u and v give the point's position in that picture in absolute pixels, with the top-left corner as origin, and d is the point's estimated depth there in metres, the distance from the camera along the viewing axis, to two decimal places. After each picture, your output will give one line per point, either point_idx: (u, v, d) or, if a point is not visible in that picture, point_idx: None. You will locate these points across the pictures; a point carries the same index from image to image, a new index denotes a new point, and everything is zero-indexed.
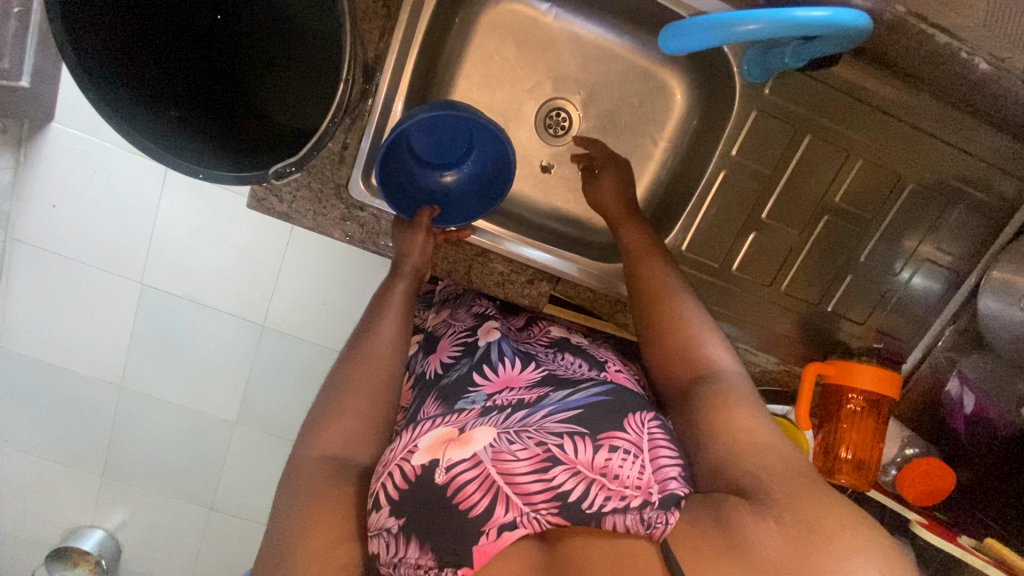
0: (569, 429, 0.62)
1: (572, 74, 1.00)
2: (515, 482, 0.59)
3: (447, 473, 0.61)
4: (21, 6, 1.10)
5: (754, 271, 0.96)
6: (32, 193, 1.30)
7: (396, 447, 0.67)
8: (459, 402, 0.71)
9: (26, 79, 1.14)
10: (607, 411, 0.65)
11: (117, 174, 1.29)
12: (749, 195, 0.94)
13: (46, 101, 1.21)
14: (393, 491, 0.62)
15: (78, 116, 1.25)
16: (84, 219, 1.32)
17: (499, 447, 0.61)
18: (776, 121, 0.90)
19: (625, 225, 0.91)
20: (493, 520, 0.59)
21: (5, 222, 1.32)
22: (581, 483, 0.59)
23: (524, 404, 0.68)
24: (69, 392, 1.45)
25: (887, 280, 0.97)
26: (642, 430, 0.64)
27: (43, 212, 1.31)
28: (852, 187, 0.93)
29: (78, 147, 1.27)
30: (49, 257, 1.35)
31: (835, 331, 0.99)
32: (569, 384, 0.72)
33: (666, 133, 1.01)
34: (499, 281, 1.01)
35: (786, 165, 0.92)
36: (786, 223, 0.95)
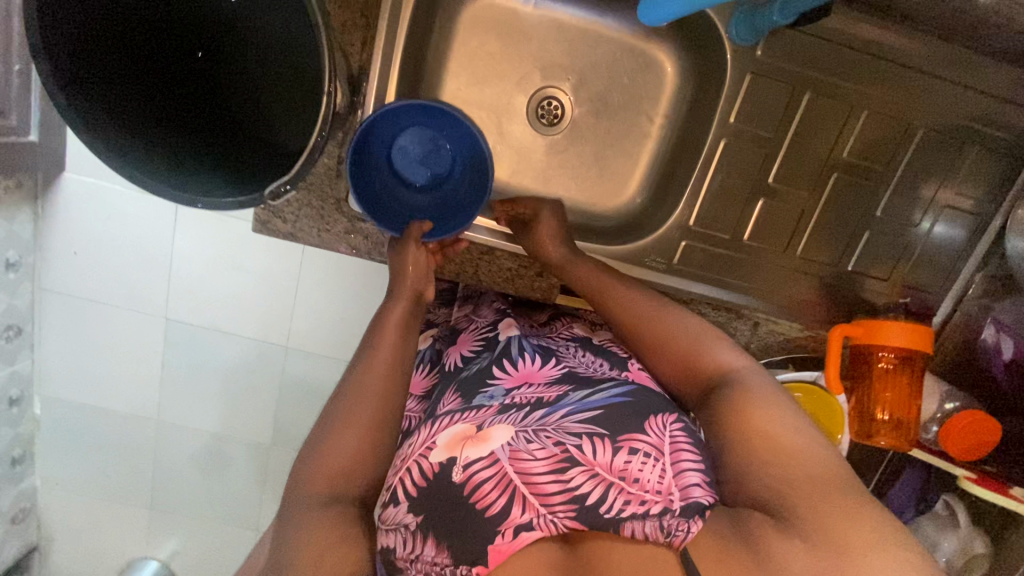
0: (589, 430, 0.64)
1: (558, 61, 0.99)
2: (532, 481, 0.61)
3: (464, 471, 0.62)
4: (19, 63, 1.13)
5: (769, 239, 0.94)
6: (51, 242, 1.34)
7: (415, 443, 0.70)
8: (477, 398, 0.73)
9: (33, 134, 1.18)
10: (629, 414, 0.67)
11: (128, 214, 1.33)
12: (753, 161, 0.92)
13: (54, 152, 1.25)
14: (411, 487, 0.64)
15: (86, 162, 1.28)
16: (104, 260, 1.36)
17: (517, 446, 0.63)
18: (773, 83, 0.88)
19: (575, 268, 0.90)
20: (511, 520, 0.60)
21: (30, 272, 1.36)
22: (599, 486, 0.60)
23: (542, 403, 0.70)
24: (110, 429, 1.50)
25: (908, 235, 0.94)
26: (663, 432, 0.65)
27: (65, 258, 1.35)
28: (859, 141, 0.90)
29: (90, 191, 1.30)
30: (74, 301, 1.39)
31: (858, 290, 0.97)
32: (588, 383, 0.73)
33: (662, 108, 1.00)
34: (507, 277, 1.03)
35: (788, 128, 0.90)
36: (795, 186, 0.92)
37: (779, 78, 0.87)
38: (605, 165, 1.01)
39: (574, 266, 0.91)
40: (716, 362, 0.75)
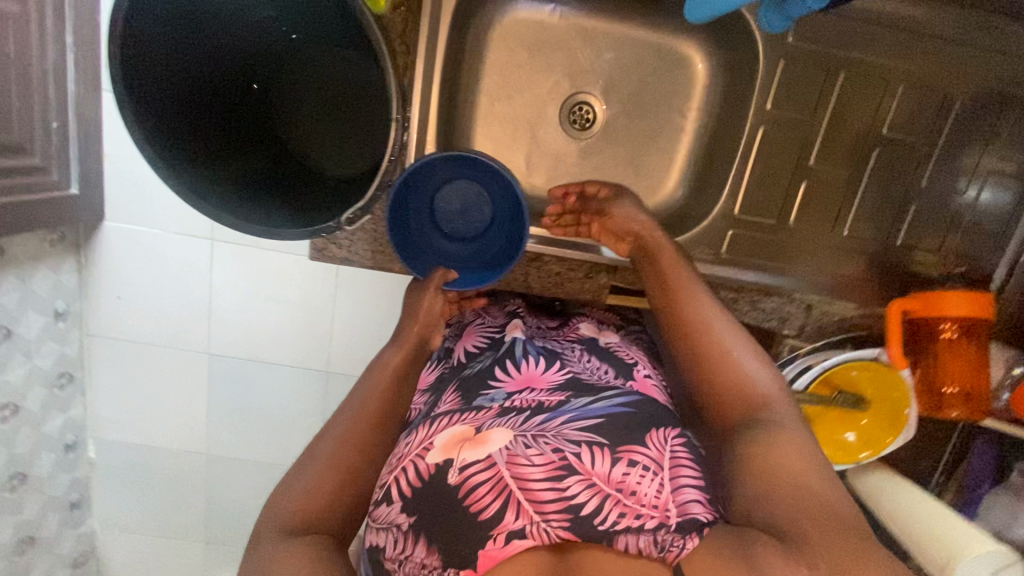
0: (588, 439, 0.65)
1: (588, 67, 1.00)
2: (528, 488, 0.61)
3: (460, 473, 0.62)
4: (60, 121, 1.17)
5: (815, 220, 0.94)
6: (97, 288, 1.38)
7: (411, 442, 0.69)
8: (477, 399, 0.74)
9: (75, 186, 1.22)
10: (629, 425, 0.68)
11: (169, 255, 1.37)
12: (793, 144, 0.92)
13: (96, 202, 1.30)
14: (406, 488, 0.65)
15: (124, 208, 1.33)
16: (150, 303, 1.40)
17: (515, 451, 0.62)
18: (804, 66, 0.89)
19: (658, 243, 0.88)
20: (503, 525, 0.61)
21: (78, 320, 1.40)
22: (595, 497, 0.61)
23: (543, 407, 0.70)
24: (163, 466, 1.53)
25: (949, 204, 0.93)
26: (664, 446, 0.67)
27: (110, 304, 1.40)
28: (897, 115, 0.90)
29: (131, 237, 1.35)
30: (122, 344, 1.43)
31: (909, 263, 0.96)
32: (589, 391, 0.74)
33: (693, 102, 1.00)
34: (557, 282, 1.06)
35: (824, 109, 0.90)
36: (835, 165, 0.92)
37: (812, 62, 0.88)
38: (636, 164, 1.02)
39: (657, 242, 0.88)
40: (753, 378, 0.75)
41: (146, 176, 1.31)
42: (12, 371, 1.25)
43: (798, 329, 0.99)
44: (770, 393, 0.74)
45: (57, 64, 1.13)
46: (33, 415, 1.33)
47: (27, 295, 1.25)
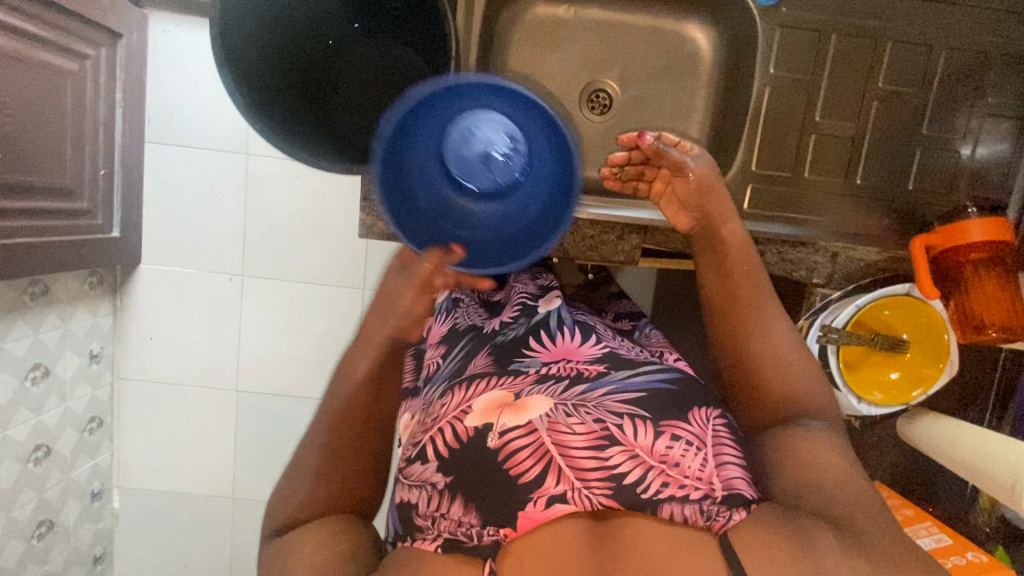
0: (630, 410, 0.59)
1: (600, 54, 0.87)
2: (569, 455, 0.57)
3: (499, 437, 0.59)
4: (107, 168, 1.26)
5: (828, 174, 0.82)
6: (131, 330, 1.42)
7: (446, 405, 0.65)
8: (512, 364, 0.69)
9: (117, 230, 1.29)
10: (667, 400, 0.61)
11: (202, 293, 1.42)
12: (795, 98, 0.80)
13: (134, 246, 1.36)
14: (444, 448, 0.60)
15: (161, 252, 1.39)
16: (181, 341, 1.43)
17: (556, 418, 0.59)
18: (799, 32, 0.78)
19: (730, 230, 0.72)
20: (544, 489, 0.56)
21: (110, 363, 1.43)
22: (638, 467, 0.56)
23: (583, 376, 0.65)
24: (187, 514, 1.49)
25: (948, 155, 0.82)
26: (706, 424, 0.60)
27: (143, 345, 1.43)
28: (893, 63, 0.80)
29: (166, 278, 1.41)
30: (152, 386, 1.45)
31: (930, 210, 0.83)
32: (631, 365, 0.67)
33: (703, 81, 0.86)
34: (591, 246, 0.84)
35: (822, 63, 0.79)
36: (837, 117, 0.81)
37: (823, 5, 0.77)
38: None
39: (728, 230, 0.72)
40: (802, 388, 0.68)
41: (185, 221, 1.38)
42: (48, 411, 1.25)
43: (828, 277, 0.82)
44: (820, 402, 0.68)
45: (109, 118, 1.24)
46: (65, 460, 1.32)
47: (67, 335, 1.27)
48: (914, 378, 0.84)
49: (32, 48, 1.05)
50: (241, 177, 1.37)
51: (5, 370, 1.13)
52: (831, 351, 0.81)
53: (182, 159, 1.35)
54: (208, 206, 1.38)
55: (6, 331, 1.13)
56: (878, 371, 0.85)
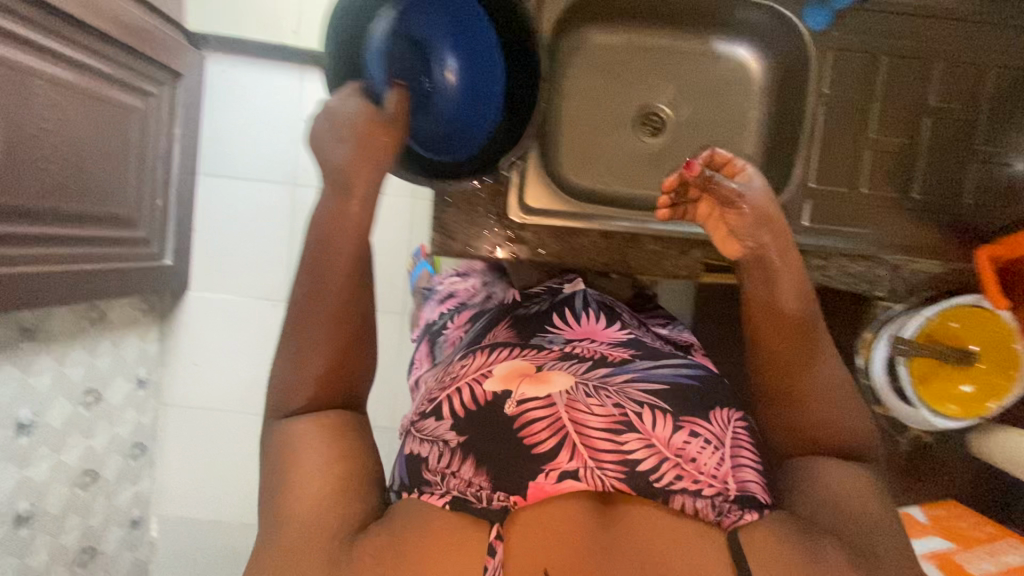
0: (651, 401, 0.60)
1: (660, 75, 0.86)
2: (587, 434, 0.57)
3: (517, 405, 0.59)
4: (164, 200, 1.32)
5: (882, 189, 0.81)
6: (177, 356, 1.45)
7: (468, 365, 0.66)
8: (537, 339, 0.71)
9: (169, 258, 1.34)
10: (691, 398, 0.62)
11: (247, 320, 1.45)
12: (850, 116, 0.80)
13: (184, 275, 1.41)
14: (460, 408, 0.61)
15: (208, 279, 1.44)
16: (225, 367, 1.46)
17: (575, 397, 0.59)
18: (851, 56, 0.79)
19: (783, 261, 0.65)
20: (556, 463, 0.57)
21: (155, 390, 1.45)
22: (653, 457, 0.57)
23: (606, 360, 0.66)
24: (222, 544, 1.48)
25: (1002, 174, 0.81)
26: (726, 426, 0.61)
27: (187, 371, 1.46)
28: (945, 83, 0.81)
29: (213, 306, 1.44)
30: (193, 412, 1.47)
31: (989, 227, 0.82)
32: (653, 355, 0.68)
33: (754, 100, 0.85)
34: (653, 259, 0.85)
35: (875, 84, 0.80)
36: (890, 135, 0.81)
37: (872, 29, 0.79)
38: None
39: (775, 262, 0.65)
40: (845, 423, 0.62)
41: (232, 248, 1.43)
42: (98, 436, 1.27)
43: (889, 289, 0.84)
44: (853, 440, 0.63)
45: (168, 151, 1.30)
46: (110, 485, 1.33)
47: (117, 360, 1.30)
48: (989, 391, 0.82)
49: (105, 86, 1.11)
50: (286, 205, 1.42)
51: (64, 396, 1.16)
52: (903, 361, 0.80)
53: (232, 189, 1.41)
54: (254, 234, 1.43)
55: (67, 357, 1.15)
56: (950, 383, 0.83)
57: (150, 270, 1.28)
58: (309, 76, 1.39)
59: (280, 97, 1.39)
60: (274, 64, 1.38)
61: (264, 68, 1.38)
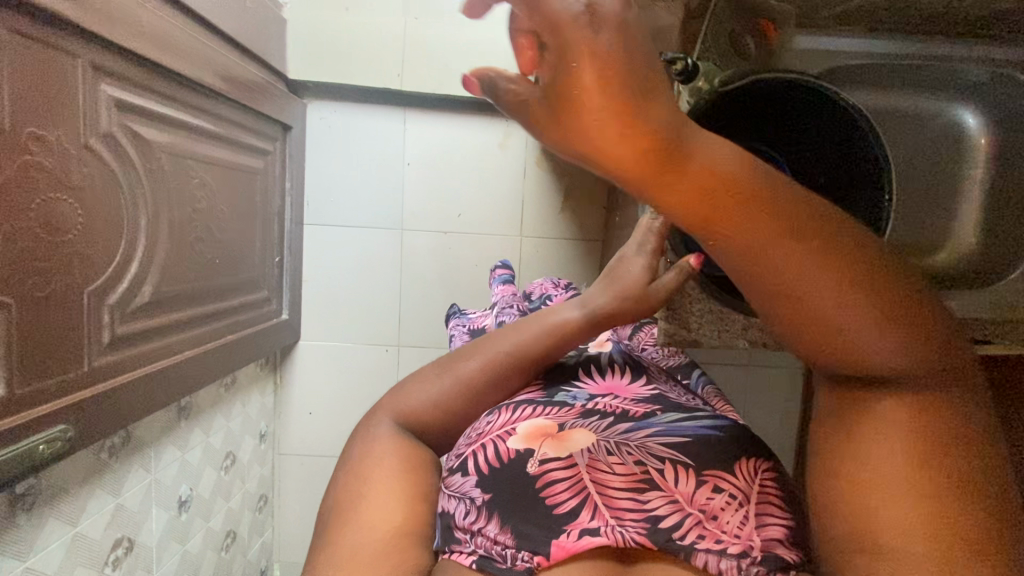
0: (672, 456, 0.53)
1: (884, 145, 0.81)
2: (607, 493, 0.51)
3: (539, 465, 0.55)
4: (281, 256, 1.30)
5: None
6: (292, 406, 1.44)
7: (492, 421, 0.63)
8: (560, 395, 0.67)
9: (285, 312, 1.33)
10: (719, 448, 0.54)
11: (360, 367, 1.43)
12: None
13: (297, 326, 1.40)
14: (482, 464, 0.57)
15: (319, 328, 1.42)
16: (338, 415, 1.44)
17: (596, 456, 0.54)
18: None
19: (696, 180, 0.27)
20: (577, 522, 0.50)
21: (272, 440, 1.45)
22: (676, 513, 0.48)
23: (628, 416, 0.62)
24: None
25: None
26: (753, 478, 0.51)
27: (302, 420, 1.45)
28: None
29: (325, 354, 1.43)
30: (308, 461, 1.46)
31: None
32: (679, 408, 0.63)
33: (976, 159, 0.72)
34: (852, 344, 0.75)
35: None
36: None
37: None
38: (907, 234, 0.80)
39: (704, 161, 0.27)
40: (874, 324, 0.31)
41: (342, 296, 1.41)
42: (234, 497, 1.27)
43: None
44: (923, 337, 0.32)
45: (280, 207, 1.28)
46: (244, 541, 1.34)
47: (244, 419, 1.29)
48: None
49: (234, 152, 1.08)
50: (396, 251, 1.40)
51: (209, 465, 1.16)
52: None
53: (339, 237, 1.39)
54: (364, 281, 1.41)
55: (210, 426, 1.15)
56: None
57: (272, 328, 1.26)
58: (411, 118, 1.36)
59: (383, 141, 1.36)
60: (373, 108, 1.35)
61: (369, 114, 1.35)
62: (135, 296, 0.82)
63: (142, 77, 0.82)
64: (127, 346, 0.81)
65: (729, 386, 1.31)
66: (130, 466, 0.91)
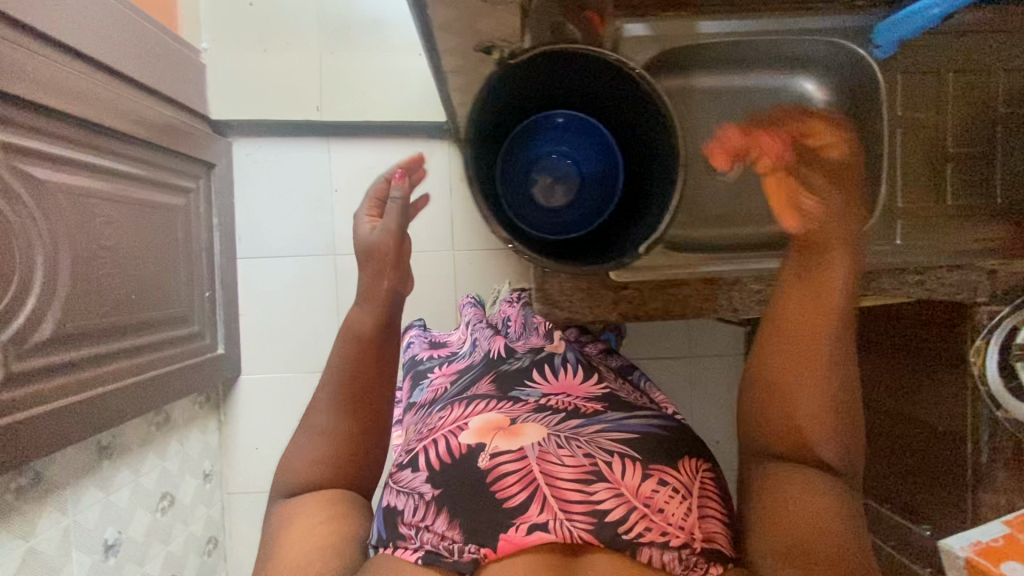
0: (621, 450, 0.58)
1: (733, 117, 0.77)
2: (556, 485, 0.55)
3: (490, 459, 0.57)
4: (211, 290, 1.31)
5: (967, 199, 0.73)
6: (236, 442, 1.43)
7: (445, 418, 0.66)
8: (513, 391, 0.69)
9: (221, 346, 1.34)
10: (666, 447, 0.60)
11: (301, 397, 1.42)
12: (928, 135, 0.72)
13: (235, 362, 1.40)
14: (434, 459, 0.59)
15: (260, 362, 1.42)
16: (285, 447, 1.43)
17: (546, 448, 0.57)
18: (926, 79, 0.71)
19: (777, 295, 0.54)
20: (527, 516, 0.54)
21: (218, 479, 1.42)
22: (621, 506, 0.54)
23: (579, 413, 0.64)
24: None
25: None
26: (695, 474, 0.59)
27: (247, 456, 1.43)
28: (1012, 92, 0.72)
29: (266, 387, 1.43)
30: (257, 497, 1.43)
31: None
32: (629, 407, 0.67)
33: (826, 125, 0.76)
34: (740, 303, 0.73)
35: (950, 105, 0.72)
36: (965, 148, 0.72)
37: (947, 51, 0.71)
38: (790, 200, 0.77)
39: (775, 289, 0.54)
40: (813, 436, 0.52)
41: (280, 326, 1.42)
42: (175, 540, 1.24)
43: (990, 295, 0.72)
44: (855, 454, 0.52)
45: (208, 242, 1.30)
46: None
47: (184, 458, 1.28)
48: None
49: (150, 191, 1.12)
50: (330, 278, 1.41)
51: (142, 506, 1.14)
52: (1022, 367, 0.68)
53: (274, 269, 1.41)
54: (299, 309, 1.42)
55: (141, 466, 1.13)
56: None
57: (206, 362, 1.26)
58: (335, 148, 1.39)
59: (310, 173, 1.39)
60: (297, 141, 1.39)
61: (293, 146, 1.39)
62: (32, 333, 0.83)
63: (36, 122, 0.86)
64: (26, 384, 0.82)
65: (669, 378, 1.32)
66: (41, 507, 0.90)
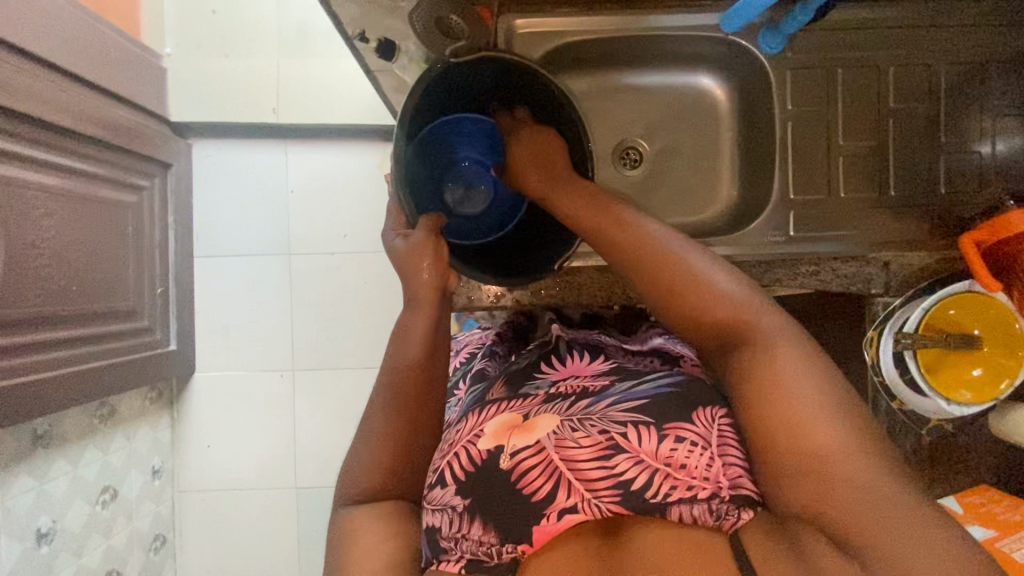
0: (634, 419, 0.57)
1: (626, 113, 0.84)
2: (577, 467, 0.55)
3: (511, 458, 0.57)
4: (163, 286, 1.33)
5: (860, 188, 0.76)
6: (190, 440, 1.43)
7: (462, 430, 0.64)
8: (524, 386, 0.69)
9: (174, 342, 1.35)
10: (670, 406, 0.58)
11: (254, 394, 1.43)
12: (820, 127, 0.76)
13: (190, 359, 1.42)
14: (460, 473, 0.58)
15: (214, 360, 1.44)
16: (237, 444, 1.43)
17: (563, 435, 0.57)
18: (811, 73, 0.75)
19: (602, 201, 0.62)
20: (555, 504, 0.54)
21: (170, 477, 1.43)
22: (645, 472, 0.54)
23: (587, 393, 0.64)
24: None
25: (967, 159, 0.76)
26: (712, 425, 0.57)
27: (200, 453, 1.43)
28: (897, 86, 0.76)
29: (218, 384, 1.44)
30: (211, 495, 1.43)
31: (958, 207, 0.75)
32: (634, 376, 0.66)
33: (725, 120, 0.84)
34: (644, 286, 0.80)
35: (838, 97, 0.76)
36: (854, 139, 0.76)
37: (833, 46, 0.75)
38: (696, 187, 0.84)
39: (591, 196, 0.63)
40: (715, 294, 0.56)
41: (235, 323, 1.44)
42: (116, 534, 1.26)
43: (885, 287, 0.76)
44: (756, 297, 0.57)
45: (163, 239, 1.33)
46: None
47: (131, 453, 1.30)
48: (1000, 373, 0.70)
49: (101, 187, 1.16)
50: (284, 276, 1.44)
51: (79, 498, 1.17)
52: (910, 356, 0.68)
53: (229, 267, 1.43)
54: (253, 307, 1.44)
55: (79, 458, 1.17)
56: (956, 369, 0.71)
57: (156, 357, 1.29)
58: (292, 149, 1.43)
59: (267, 174, 1.43)
60: (254, 143, 1.43)
61: (248, 148, 1.43)
62: None
63: None
64: None
65: None
66: None
